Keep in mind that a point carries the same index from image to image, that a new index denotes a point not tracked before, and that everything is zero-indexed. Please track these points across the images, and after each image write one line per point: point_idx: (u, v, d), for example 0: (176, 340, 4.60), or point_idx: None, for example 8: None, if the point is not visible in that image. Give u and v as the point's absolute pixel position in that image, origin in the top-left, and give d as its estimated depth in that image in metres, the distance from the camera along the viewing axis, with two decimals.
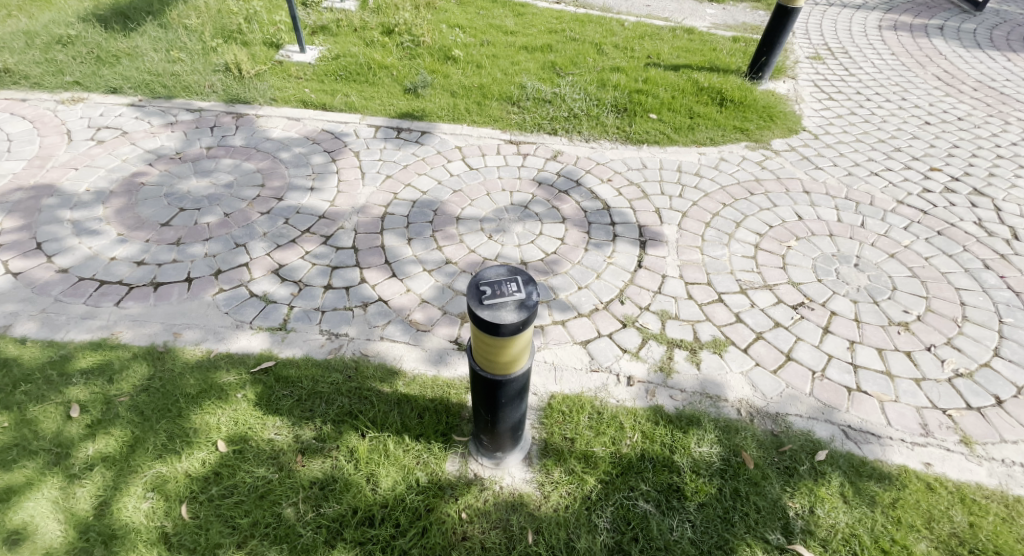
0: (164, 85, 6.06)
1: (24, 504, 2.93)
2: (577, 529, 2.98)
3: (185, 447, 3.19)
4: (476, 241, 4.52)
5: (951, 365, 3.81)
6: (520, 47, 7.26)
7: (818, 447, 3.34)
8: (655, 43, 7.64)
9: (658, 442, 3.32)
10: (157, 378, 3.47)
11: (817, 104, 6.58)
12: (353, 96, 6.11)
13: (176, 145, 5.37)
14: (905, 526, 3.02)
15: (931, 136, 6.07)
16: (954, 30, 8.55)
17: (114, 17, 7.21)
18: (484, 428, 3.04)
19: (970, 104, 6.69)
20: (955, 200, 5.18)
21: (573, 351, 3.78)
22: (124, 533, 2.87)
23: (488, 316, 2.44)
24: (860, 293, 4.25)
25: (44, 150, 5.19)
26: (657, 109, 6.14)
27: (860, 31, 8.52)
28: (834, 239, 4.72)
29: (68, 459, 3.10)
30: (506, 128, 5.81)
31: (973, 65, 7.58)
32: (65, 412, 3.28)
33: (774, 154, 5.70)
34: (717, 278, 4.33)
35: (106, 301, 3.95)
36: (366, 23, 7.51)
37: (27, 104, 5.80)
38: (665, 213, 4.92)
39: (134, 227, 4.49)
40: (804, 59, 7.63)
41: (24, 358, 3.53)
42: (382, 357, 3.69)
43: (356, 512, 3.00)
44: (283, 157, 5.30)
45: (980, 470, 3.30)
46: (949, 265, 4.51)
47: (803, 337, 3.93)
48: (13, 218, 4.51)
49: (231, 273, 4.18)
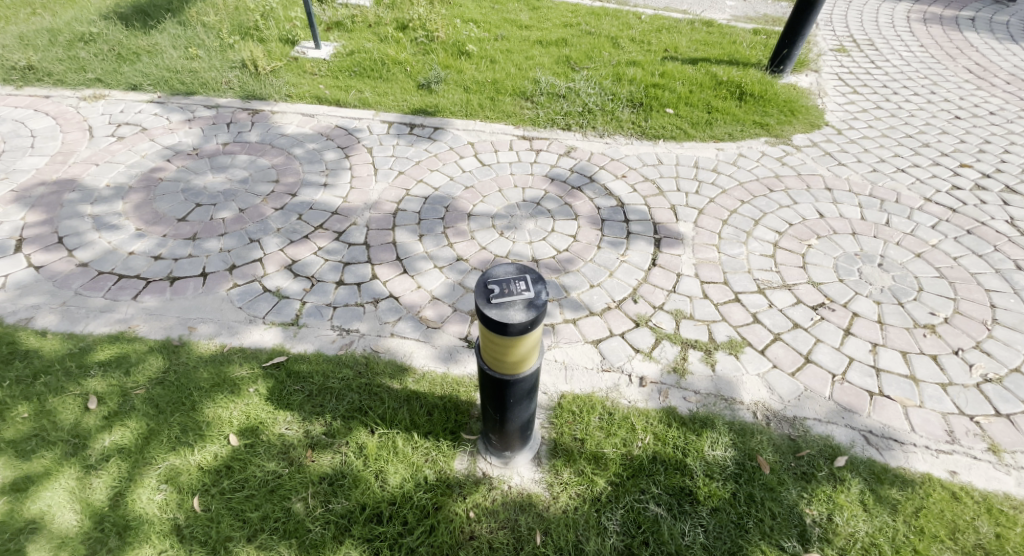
0: (183, 82, 6.13)
1: (41, 494, 2.97)
2: (585, 531, 2.93)
3: (198, 440, 3.20)
4: (488, 237, 4.48)
5: (979, 370, 3.66)
6: (534, 41, 7.19)
7: (837, 452, 3.23)
8: (673, 36, 7.52)
9: (670, 444, 3.24)
10: (171, 371, 3.50)
11: (840, 98, 6.41)
12: (367, 92, 6.11)
13: (194, 141, 5.42)
14: (928, 536, 2.91)
15: (961, 131, 5.86)
16: (986, 21, 8.26)
17: (134, 15, 7.31)
18: (492, 427, 3.00)
19: (1003, 98, 6.46)
20: (986, 198, 4.99)
21: (584, 350, 3.72)
22: (137, 524, 2.89)
23: (495, 315, 2.40)
24: (884, 294, 4.11)
25: (67, 146, 5.28)
26: (673, 104, 6.03)
27: (887, 22, 8.27)
28: (856, 237, 4.58)
29: (85, 450, 3.14)
30: (520, 123, 5.76)
31: (1006, 57, 7.31)
32: (83, 404, 3.32)
33: (795, 150, 5.55)
34: (733, 277, 4.23)
35: (124, 294, 3.99)
36: (381, 19, 7.51)
37: (51, 101, 5.91)
38: (681, 210, 4.82)
39: (151, 222, 4.54)
40: (827, 51, 7.42)
41: (45, 349, 3.59)
42: (392, 353, 3.67)
43: (365, 509, 2.98)
44: (297, 152, 5.32)
45: (1009, 479, 3.16)
46: (978, 266, 4.35)
47: (823, 338, 3.82)
48: (35, 213, 4.59)
49: (244, 268, 4.20)
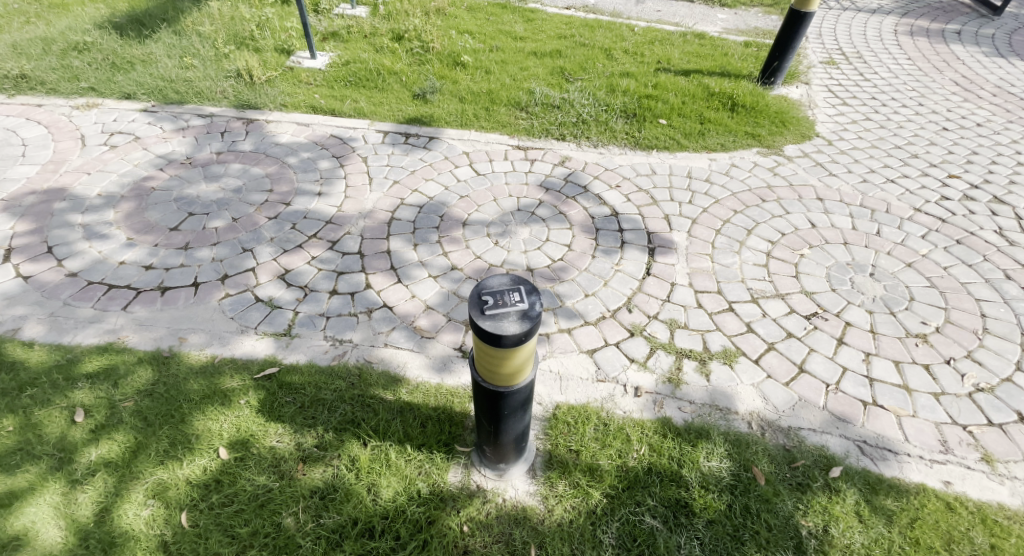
0: (177, 91, 6.13)
1: (25, 510, 2.91)
2: (581, 545, 2.91)
3: (187, 453, 3.16)
4: (483, 246, 4.48)
5: (971, 380, 3.67)
6: (529, 52, 7.23)
7: (832, 463, 3.23)
8: (666, 49, 7.57)
9: (665, 455, 3.23)
10: (161, 383, 3.46)
11: (831, 109, 6.48)
12: (362, 102, 6.13)
13: (187, 150, 5.40)
14: (923, 547, 2.91)
15: (949, 142, 5.93)
16: (973, 35, 8.37)
17: (129, 25, 7.31)
18: (487, 439, 2.97)
19: (989, 109, 6.54)
20: (975, 209, 5.03)
21: (580, 360, 3.71)
22: (123, 541, 2.84)
23: (489, 326, 2.38)
24: (876, 303, 4.13)
25: (59, 155, 5.25)
26: (667, 115, 6.06)
27: (875, 35, 8.39)
28: (848, 247, 4.60)
29: (71, 464, 3.09)
30: (514, 133, 5.78)
31: (993, 70, 7.41)
32: (70, 417, 3.27)
33: (787, 160, 5.60)
34: (727, 286, 4.24)
35: (113, 305, 3.95)
36: (377, 29, 7.55)
37: (43, 109, 5.89)
38: (674, 220, 4.84)
39: (143, 231, 4.51)
40: (817, 64, 7.51)
41: (31, 361, 3.54)
42: (386, 364, 3.64)
43: (356, 523, 2.94)
44: (291, 161, 5.31)
45: (1002, 489, 3.17)
46: (968, 276, 4.38)
47: (817, 348, 3.82)
48: (24, 222, 4.55)
49: (238, 278, 4.16)
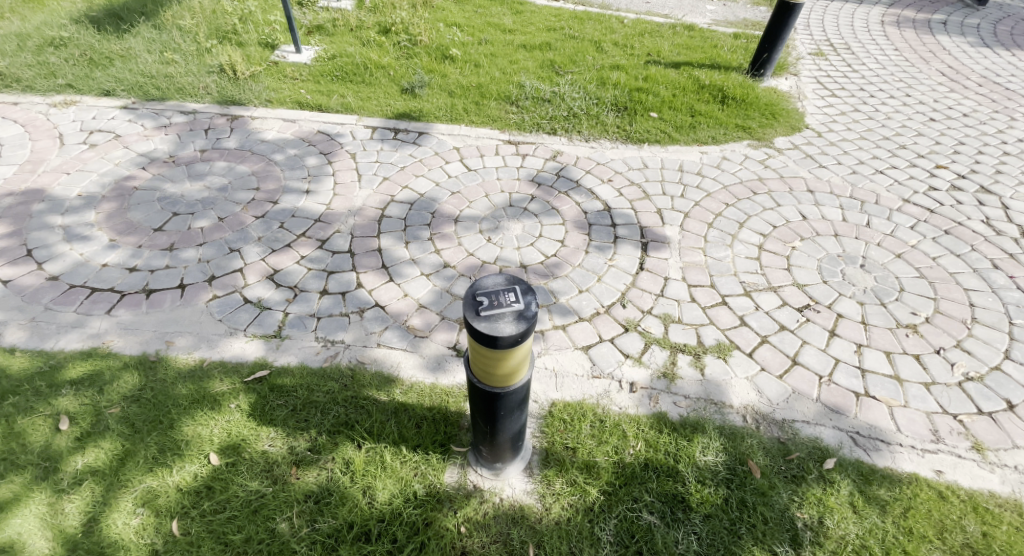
0: (158, 87, 5.99)
1: (10, 521, 2.83)
2: (579, 543, 2.88)
3: (177, 460, 3.09)
4: (475, 243, 4.42)
5: (961, 369, 3.69)
6: (518, 45, 7.16)
7: (827, 455, 3.23)
8: (655, 40, 7.53)
9: (662, 451, 3.21)
10: (148, 388, 3.38)
11: (820, 101, 6.48)
12: (350, 97, 6.02)
13: (170, 148, 5.28)
14: (917, 536, 2.92)
15: (936, 133, 5.96)
16: (958, 25, 8.42)
17: (107, 19, 7.13)
18: (483, 439, 2.94)
19: (975, 100, 6.58)
20: (962, 199, 5.06)
21: (575, 357, 3.68)
22: (112, 550, 2.78)
23: (484, 328, 2.34)
24: (867, 295, 4.14)
25: (36, 155, 5.10)
26: (657, 107, 6.03)
27: (863, 26, 8.41)
28: (839, 239, 4.61)
29: (56, 474, 3.01)
30: (505, 127, 5.72)
31: (978, 60, 7.46)
32: (54, 425, 3.19)
33: (777, 152, 5.59)
34: (720, 280, 4.23)
35: (97, 308, 3.85)
36: (363, 22, 7.42)
37: (20, 107, 5.73)
38: (667, 214, 4.81)
39: (126, 232, 4.40)
40: (806, 55, 7.51)
41: (13, 368, 3.44)
42: (379, 364, 3.58)
43: (352, 527, 2.89)
44: (277, 159, 5.21)
45: (993, 477, 3.19)
46: (956, 265, 4.40)
47: (809, 340, 3.82)
48: (2, 224, 4.42)
49: (225, 279, 4.08)
